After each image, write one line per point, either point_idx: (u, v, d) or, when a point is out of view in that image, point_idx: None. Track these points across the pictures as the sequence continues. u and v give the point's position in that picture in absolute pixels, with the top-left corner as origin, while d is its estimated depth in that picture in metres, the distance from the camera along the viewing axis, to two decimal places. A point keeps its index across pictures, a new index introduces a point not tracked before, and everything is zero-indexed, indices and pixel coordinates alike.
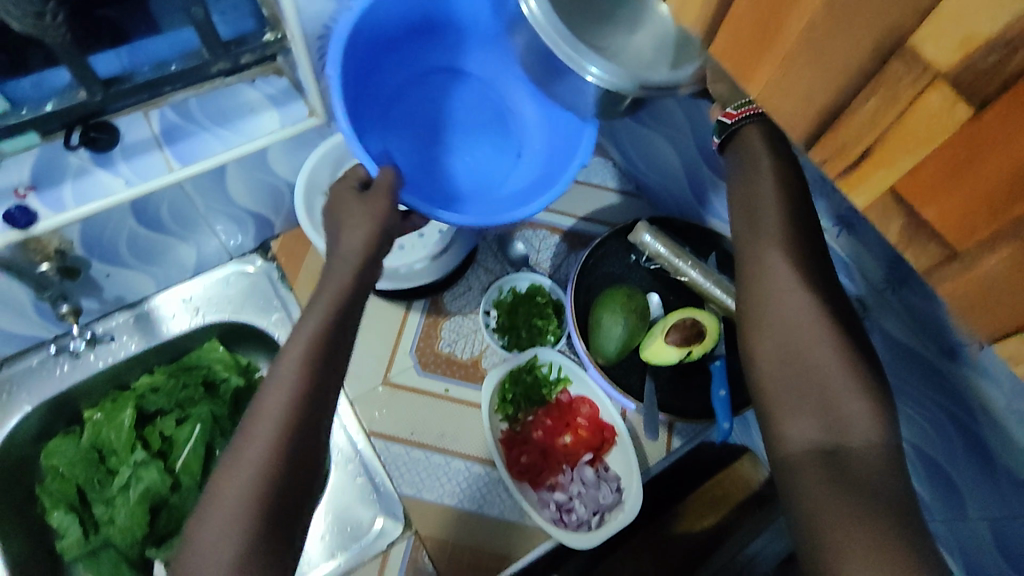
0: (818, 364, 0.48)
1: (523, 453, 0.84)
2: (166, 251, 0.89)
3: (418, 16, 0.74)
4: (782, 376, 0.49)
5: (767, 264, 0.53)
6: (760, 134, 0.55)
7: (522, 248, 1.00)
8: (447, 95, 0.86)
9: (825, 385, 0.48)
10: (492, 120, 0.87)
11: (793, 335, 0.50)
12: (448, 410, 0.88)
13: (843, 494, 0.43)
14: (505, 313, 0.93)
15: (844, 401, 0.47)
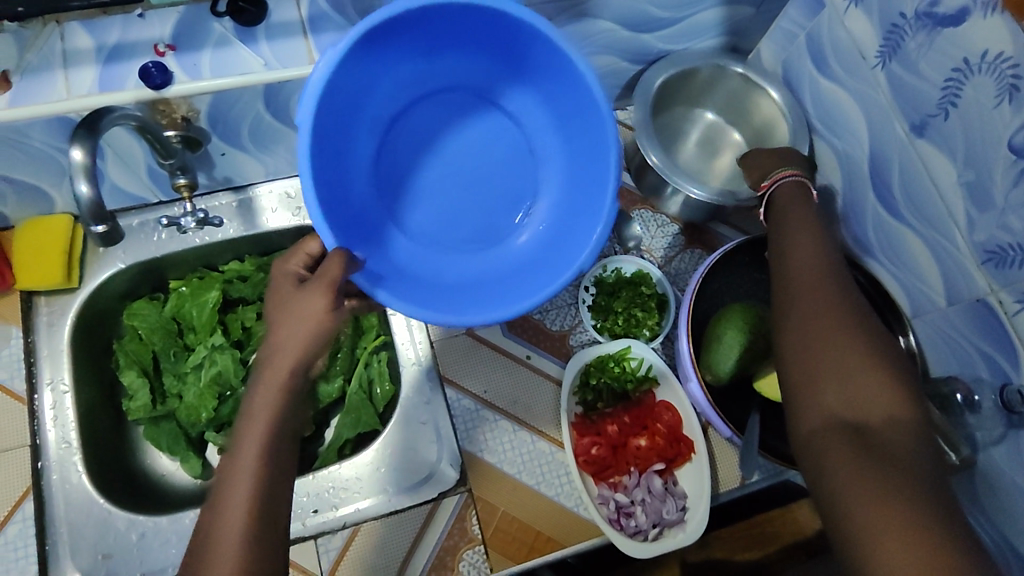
0: (832, 345, 0.57)
1: (594, 445, 0.80)
2: (280, 143, 0.84)
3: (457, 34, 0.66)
4: (802, 353, 0.58)
5: (791, 257, 0.64)
6: (790, 189, 0.70)
7: (638, 229, 0.93)
8: (471, 120, 0.77)
9: (851, 371, 0.55)
10: (509, 162, 0.78)
11: (811, 318, 0.59)
12: (525, 378, 0.85)
13: (859, 454, 0.51)
14: (606, 293, 0.88)
15: (858, 374, 0.55)
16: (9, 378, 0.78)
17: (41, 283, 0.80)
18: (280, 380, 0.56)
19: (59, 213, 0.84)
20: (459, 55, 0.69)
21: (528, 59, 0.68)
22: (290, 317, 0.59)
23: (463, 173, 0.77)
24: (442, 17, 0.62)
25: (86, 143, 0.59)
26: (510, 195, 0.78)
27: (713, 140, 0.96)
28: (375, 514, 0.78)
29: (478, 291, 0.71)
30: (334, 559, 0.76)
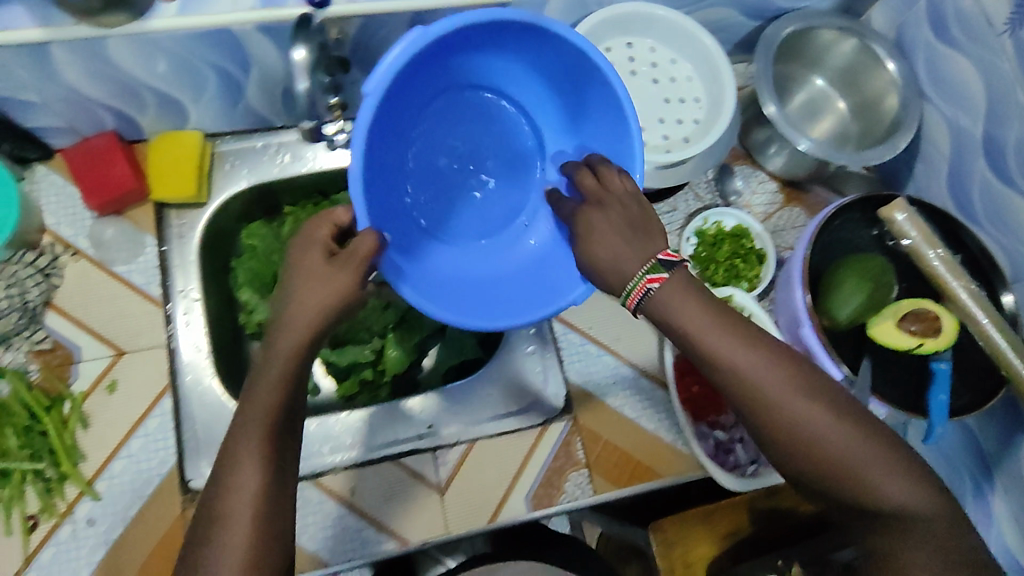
0: (837, 437, 0.54)
1: (696, 384, 0.85)
2: None
3: (525, 43, 0.65)
4: (808, 450, 0.54)
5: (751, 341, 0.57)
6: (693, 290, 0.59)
7: (740, 184, 0.96)
8: (499, 124, 0.74)
9: (861, 456, 0.54)
10: (518, 174, 0.75)
11: (804, 412, 0.54)
12: (627, 318, 0.88)
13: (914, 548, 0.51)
14: (707, 245, 0.91)
15: (874, 469, 0.53)
16: (145, 283, 0.81)
17: (177, 197, 0.83)
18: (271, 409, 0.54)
19: (190, 129, 0.85)
20: (516, 62, 0.68)
21: (581, 83, 0.67)
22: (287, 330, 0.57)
23: (475, 174, 0.74)
24: (516, 30, 0.63)
25: (308, 45, 0.66)
26: (510, 209, 0.74)
27: (818, 106, 0.99)
28: (486, 433, 0.83)
29: (490, 294, 0.67)
30: (449, 471, 0.81)
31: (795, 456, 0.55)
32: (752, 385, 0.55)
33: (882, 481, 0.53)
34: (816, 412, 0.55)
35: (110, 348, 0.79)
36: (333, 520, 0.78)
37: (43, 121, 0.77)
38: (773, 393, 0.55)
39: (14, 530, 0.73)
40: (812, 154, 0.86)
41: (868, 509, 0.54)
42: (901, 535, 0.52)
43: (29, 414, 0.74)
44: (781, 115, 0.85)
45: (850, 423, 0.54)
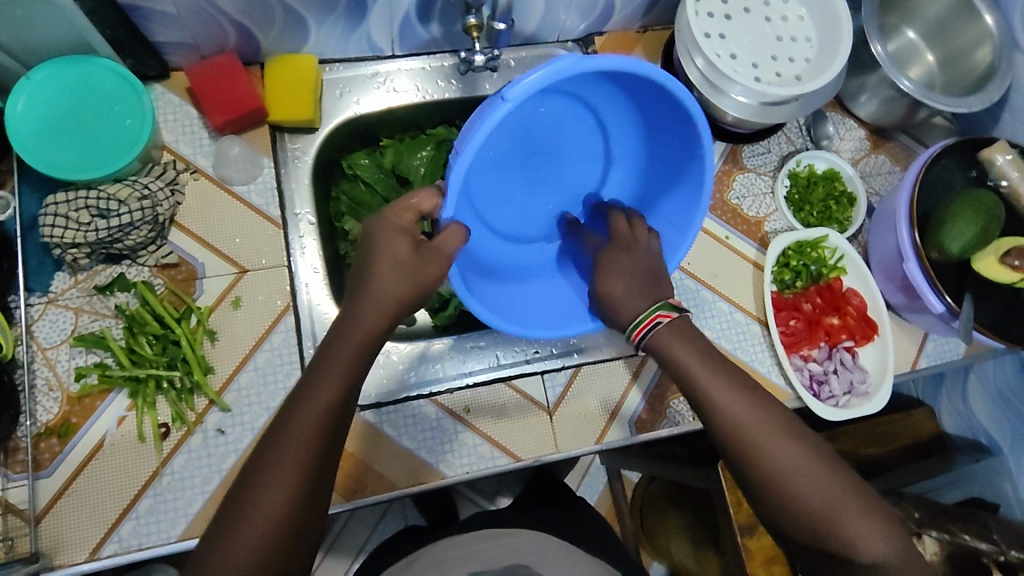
0: (804, 484, 0.55)
1: (792, 319, 0.89)
2: (525, 10, 0.87)
3: (645, 95, 0.67)
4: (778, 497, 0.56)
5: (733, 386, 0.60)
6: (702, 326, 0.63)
7: (831, 130, 0.98)
8: (577, 131, 0.77)
9: (827, 498, 0.55)
10: (572, 179, 0.81)
11: (775, 456, 0.56)
12: (724, 254, 0.91)
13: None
14: (800, 187, 0.93)
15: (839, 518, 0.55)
16: (264, 204, 0.82)
17: (294, 119, 0.84)
18: (333, 393, 0.56)
19: (305, 54, 0.86)
20: (624, 97, 0.70)
21: (673, 149, 0.72)
22: (359, 318, 0.59)
23: (535, 168, 0.79)
24: (646, 89, 0.65)
25: None
26: (552, 205, 0.81)
27: (905, 57, 1.00)
28: (590, 359, 0.85)
29: (516, 295, 0.75)
30: (558, 394, 0.83)
31: (760, 479, 0.57)
32: (735, 413, 0.58)
33: (835, 512, 0.55)
34: (788, 444, 0.57)
35: (232, 266, 0.80)
36: (450, 435, 0.80)
37: (169, 35, 0.77)
38: (750, 425, 0.57)
39: (146, 436, 0.74)
40: (912, 95, 0.88)
41: (817, 531, 0.55)
42: (851, 550, 0.55)
43: (162, 324, 0.76)
44: (886, 56, 0.88)
45: (821, 472, 0.56)
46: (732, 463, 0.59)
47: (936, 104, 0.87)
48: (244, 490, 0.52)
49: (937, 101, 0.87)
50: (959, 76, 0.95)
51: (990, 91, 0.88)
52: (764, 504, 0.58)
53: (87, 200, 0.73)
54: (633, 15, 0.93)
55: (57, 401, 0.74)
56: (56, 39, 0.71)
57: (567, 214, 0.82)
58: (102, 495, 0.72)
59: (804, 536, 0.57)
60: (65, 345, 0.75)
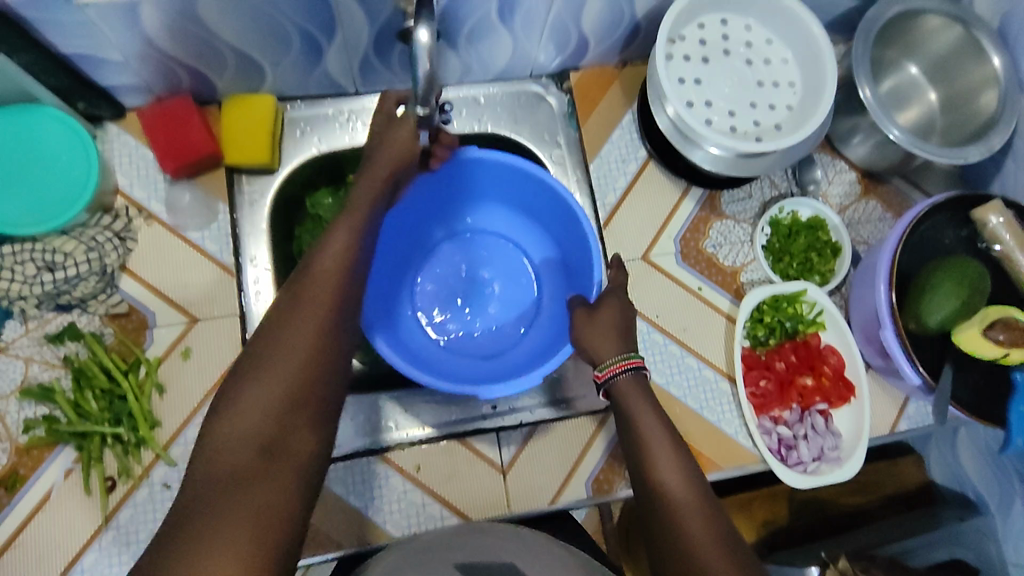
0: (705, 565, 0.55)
1: (762, 378, 0.84)
2: (492, 48, 0.83)
3: (533, 198, 0.84)
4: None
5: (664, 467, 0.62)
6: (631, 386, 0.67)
7: (818, 174, 0.93)
8: (504, 265, 0.91)
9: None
10: (506, 310, 0.89)
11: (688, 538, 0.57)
12: (695, 306, 0.88)
13: None
14: (780, 236, 0.89)
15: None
16: (218, 251, 0.81)
17: (251, 163, 0.82)
18: (302, 355, 0.53)
19: (263, 93, 0.83)
20: (533, 218, 0.88)
21: (572, 245, 0.83)
22: (307, 305, 0.56)
23: (469, 302, 0.89)
24: (528, 187, 0.82)
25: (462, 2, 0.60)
26: (488, 333, 0.88)
27: (905, 94, 0.94)
28: (549, 417, 0.83)
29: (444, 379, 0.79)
30: (513, 452, 0.81)
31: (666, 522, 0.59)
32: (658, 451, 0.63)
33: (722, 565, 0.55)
34: (693, 505, 0.59)
35: (183, 315, 0.79)
36: (399, 494, 0.78)
37: (117, 79, 0.75)
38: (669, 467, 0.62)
39: (93, 489, 0.73)
40: (901, 144, 0.82)
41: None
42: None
43: (110, 377, 0.75)
44: (875, 100, 0.83)
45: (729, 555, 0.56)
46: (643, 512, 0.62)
47: (931, 153, 0.81)
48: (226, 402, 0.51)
49: (931, 150, 0.81)
50: (959, 123, 0.89)
51: (992, 141, 0.82)
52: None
53: (32, 254, 0.73)
54: (608, 51, 0.89)
55: (5, 452, 0.74)
56: (3, 89, 0.71)
57: (503, 341, 0.88)
58: (47, 549, 0.72)
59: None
60: (14, 396, 0.75)
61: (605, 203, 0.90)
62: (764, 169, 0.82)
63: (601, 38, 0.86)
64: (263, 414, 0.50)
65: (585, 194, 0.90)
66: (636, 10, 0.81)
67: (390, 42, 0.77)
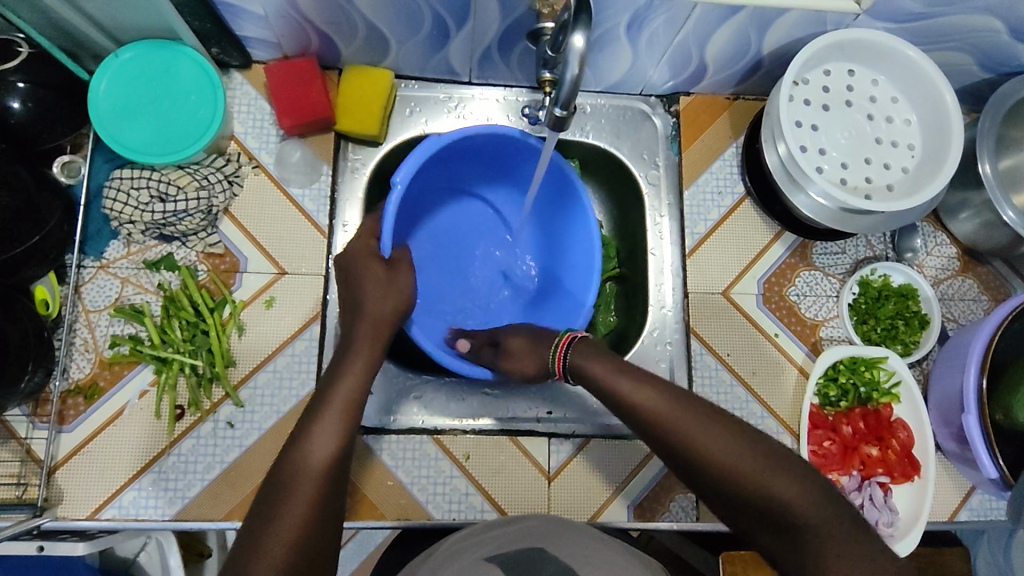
0: (706, 450, 0.56)
1: (827, 439, 0.82)
2: (610, 61, 0.83)
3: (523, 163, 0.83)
4: (693, 469, 0.56)
5: (635, 394, 0.60)
6: (593, 346, 0.67)
7: (918, 243, 0.91)
8: (480, 221, 0.92)
9: (729, 459, 0.55)
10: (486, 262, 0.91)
11: (677, 432, 0.57)
12: (768, 351, 0.86)
13: (800, 490, 0.53)
14: (868, 297, 0.87)
15: (746, 472, 0.54)
16: (315, 211, 0.84)
17: (360, 133, 0.84)
18: (334, 425, 0.59)
19: (382, 67, 0.85)
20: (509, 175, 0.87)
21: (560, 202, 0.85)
22: (329, 404, 0.60)
23: (452, 263, 0.90)
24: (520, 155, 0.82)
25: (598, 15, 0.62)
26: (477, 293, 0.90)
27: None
28: (603, 433, 0.83)
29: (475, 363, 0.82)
30: (561, 461, 0.81)
31: (715, 481, 0.55)
32: (656, 415, 0.59)
33: (784, 488, 0.53)
34: (664, 398, 0.59)
35: (274, 266, 0.82)
36: (445, 479, 0.79)
37: (254, 32, 0.78)
38: (677, 420, 0.57)
39: (163, 414, 0.77)
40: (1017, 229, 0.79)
41: (792, 529, 0.52)
42: (826, 555, 0.50)
43: (197, 311, 0.78)
44: (995, 177, 0.80)
45: (719, 427, 0.56)
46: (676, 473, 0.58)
47: None
48: (239, 565, 0.49)
49: None
50: None
51: None
52: (693, 473, 0.56)
53: (149, 182, 0.77)
54: (724, 82, 0.89)
55: (90, 361, 0.78)
56: (148, 25, 0.75)
57: (493, 289, 0.90)
58: (112, 461, 0.76)
59: (778, 538, 0.53)
60: (107, 311, 0.79)
61: (694, 232, 0.89)
62: (867, 228, 0.80)
63: (720, 68, 0.85)
64: (281, 566, 0.49)
65: (674, 220, 0.89)
66: (762, 47, 0.80)
67: (515, 39, 0.77)
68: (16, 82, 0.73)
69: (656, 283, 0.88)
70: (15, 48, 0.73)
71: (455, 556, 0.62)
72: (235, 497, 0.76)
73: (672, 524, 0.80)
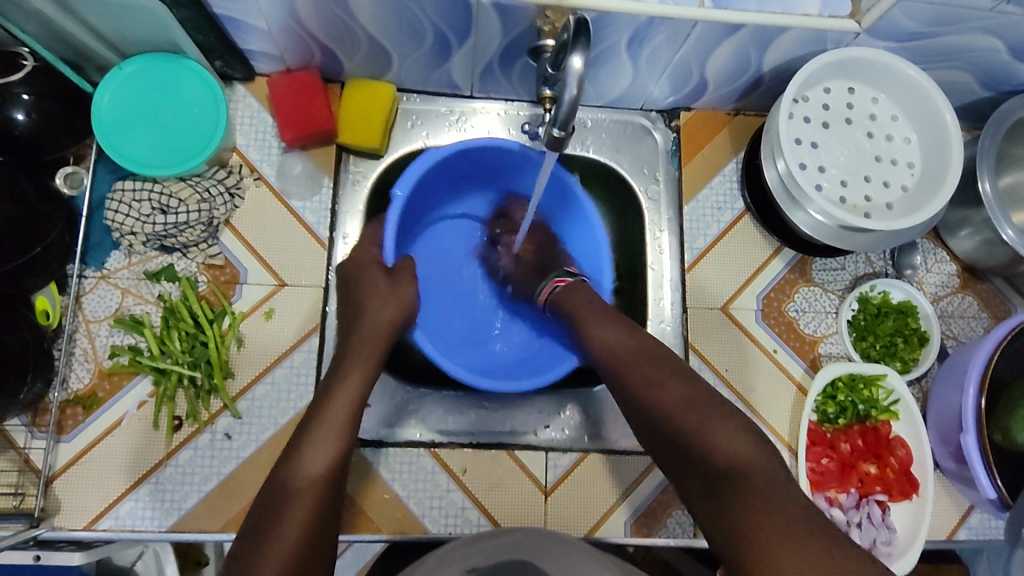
0: (653, 390, 0.63)
1: (824, 456, 0.82)
2: (610, 77, 0.83)
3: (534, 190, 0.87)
4: (642, 413, 0.63)
5: (604, 338, 0.69)
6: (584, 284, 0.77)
7: (918, 260, 0.91)
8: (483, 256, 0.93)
9: (679, 401, 0.61)
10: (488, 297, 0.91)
11: (634, 373, 0.65)
12: (766, 367, 0.86)
13: (739, 441, 0.57)
14: (867, 313, 0.87)
15: (689, 420, 0.59)
16: (315, 222, 0.84)
17: (361, 145, 0.84)
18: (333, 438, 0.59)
19: (384, 81, 0.86)
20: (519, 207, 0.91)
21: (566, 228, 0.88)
22: (326, 417, 0.60)
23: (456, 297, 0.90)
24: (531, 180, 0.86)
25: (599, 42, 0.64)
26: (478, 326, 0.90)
27: None
28: (600, 448, 0.83)
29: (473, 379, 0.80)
30: (558, 476, 0.81)
31: (661, 424, 0.61)
32: (621, 355, 0.67)
33: (715, 431, 0.58)
34: (630, 342, 0.67)
35: (273, 278, 0.82)
36: (441, 492, 0.79)
37: (257, 46, 0.79)
38: (633, 359, 0.66)
39: (161, 425, 0.77)
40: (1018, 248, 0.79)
41: (717, 474, 0.56)
42: (744, 498, 0.53)
43: (196, 323, 0.78)
44: (995, 196, 0.80)
45: (671, 375, 0.63)
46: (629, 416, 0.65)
47: None
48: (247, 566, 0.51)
49: None
50: None
51: None
52: (641, 413, 0.63)
53: (151, 194, 0.78)
54: (724, 98, 0.89)
55: (89, 372, 0.78)
56: (153, 38, 0.75)
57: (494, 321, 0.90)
58: (109, 472, 0.76)
59: (708, 487, 0.56)
60: (107, 322, 0.79)
61: (694, 247, 0.89)
62: (868, 246, 0.80)
63: (721, 84, 0.85)
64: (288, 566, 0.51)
65: (674, 234, 0.90)
66: (762, 64, 0.80)
67: (516, 55, 0.78)
68: (20, 94, 0.73)
69: (655, 297, 0.88)
70: (20, 61, 0.73)
71: (451, 569, 0.62)
72: (232, 509, 0.76)
73: (668, 541, 0.80)
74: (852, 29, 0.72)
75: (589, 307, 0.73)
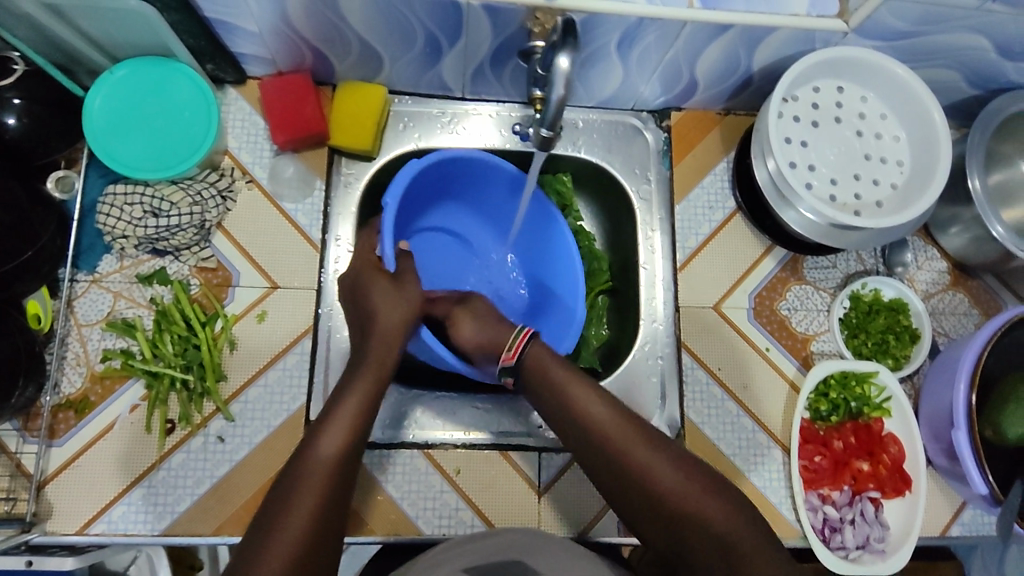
0: (643, 467, 0.61)
1: (818, 453, 0.82)
2: (601, 78, 0.84)
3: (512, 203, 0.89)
4: (631, 489, 0.61)
5: (581, 401, 0.65)
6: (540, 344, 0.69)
7: (909, 257, 0.91)
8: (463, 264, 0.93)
9: (667, 480, 0.60)
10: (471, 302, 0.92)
11: (620, 450, 0.62)
12: (759, 365, 0.86)
13: (731, 513, 0.59)
14: (859, 311, 0.87)
15: (685, 500, 0.59)
16: (308, 224, 0.84)
17: (353, 147, 0.85)
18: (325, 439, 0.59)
19: (376, 83, 0.86)
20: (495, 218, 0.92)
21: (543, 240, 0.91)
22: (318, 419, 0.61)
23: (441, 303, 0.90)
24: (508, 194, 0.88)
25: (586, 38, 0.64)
26: None
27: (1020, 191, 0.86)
28: None
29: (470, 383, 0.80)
30: (552, 475, 0.81)
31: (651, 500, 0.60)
32: (605, 425, 0.63)
33: (715, 510, 0.59)
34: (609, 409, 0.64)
35: (266, 280, 0.82)
36: (435, 493, 0.79)
37: (248, 49, 0.79)
38: (618, 433, 0.62)
39: (153, 429, 0.77)
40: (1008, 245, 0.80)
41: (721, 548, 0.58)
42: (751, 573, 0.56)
43: (189, 326, 0.78)
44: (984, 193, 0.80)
45: (656, 450, 0.62)
46: (619, 495, 0.63)
47: None
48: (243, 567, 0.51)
49: None
50: None
51: None
52: (631, 490, 0.61)
53: (142, 197, 0.78)
54: (715, 97, 0.89)
55: (81, 376, 0.78)
56: (144, 42, 0.75)
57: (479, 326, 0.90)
58: (102, 476, 0.75)
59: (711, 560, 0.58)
60: (98, 325, 0.79)
61: (686, 246, 0.89)
62: (858, 244, 0.81)
63: (711, 83, 0.85)
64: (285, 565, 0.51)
65: (666, 234, 0.90)
66: (752, 64, 0.80)
67: (507, 56, 0.78)
68: (11, 98, 0.73)
69: (647, 297, 0.88)
70: (10, 64, 0.73)
71: (445, 570, 0.62)
72: (225, 511, 0.76)
73: None
74: (840, 29, 0.72)
75: (561, 366, 0.67)
